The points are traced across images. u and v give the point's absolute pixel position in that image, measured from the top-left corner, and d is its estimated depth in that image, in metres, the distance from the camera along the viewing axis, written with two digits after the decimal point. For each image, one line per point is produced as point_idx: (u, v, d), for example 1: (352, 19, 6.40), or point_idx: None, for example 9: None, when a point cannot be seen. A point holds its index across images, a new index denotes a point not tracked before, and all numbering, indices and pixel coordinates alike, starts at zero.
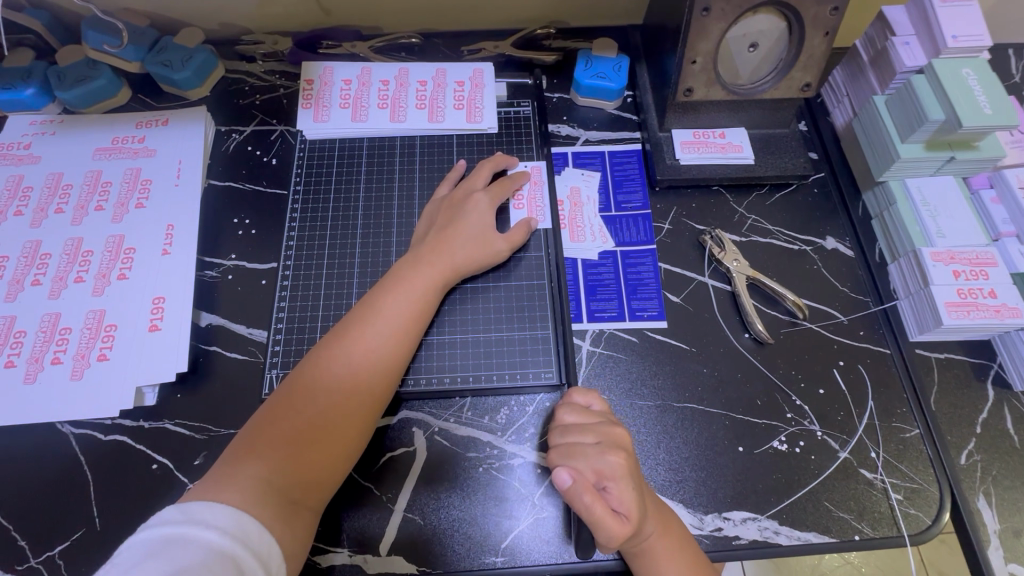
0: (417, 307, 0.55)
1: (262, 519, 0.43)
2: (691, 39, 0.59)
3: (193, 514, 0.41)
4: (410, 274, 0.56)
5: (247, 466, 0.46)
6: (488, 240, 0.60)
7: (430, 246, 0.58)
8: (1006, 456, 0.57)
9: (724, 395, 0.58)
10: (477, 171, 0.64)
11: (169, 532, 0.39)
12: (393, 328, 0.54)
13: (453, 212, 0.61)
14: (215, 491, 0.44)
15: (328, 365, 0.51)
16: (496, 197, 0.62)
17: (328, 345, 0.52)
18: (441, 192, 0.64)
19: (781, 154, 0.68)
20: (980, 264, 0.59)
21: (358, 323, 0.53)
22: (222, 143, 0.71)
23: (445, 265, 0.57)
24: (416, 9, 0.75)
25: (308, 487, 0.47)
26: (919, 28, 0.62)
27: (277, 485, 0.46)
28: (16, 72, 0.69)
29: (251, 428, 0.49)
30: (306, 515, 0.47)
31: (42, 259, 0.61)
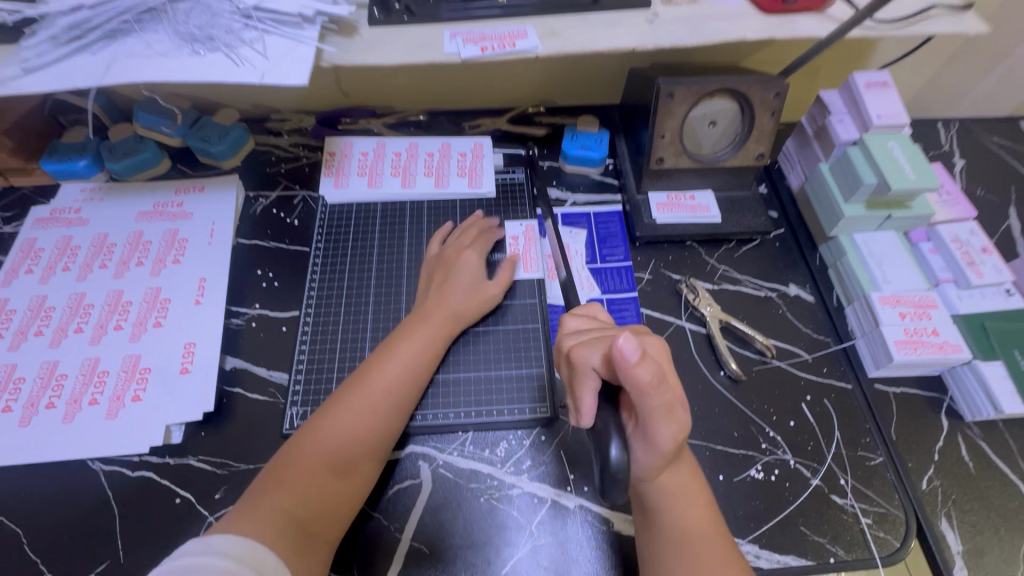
0: (426, 354, 0.62)
1: (283, 551, 0.47)
2: (659, 118, 0.70)
3: (215, 545, 0.45)
4: (421, 324, 0.63)
5: (271, 501, 0.50)
6: (486, 293, 0.67)
7: (436, 298, 0.65)
8: (963, 481, 0.62)
9: (704, 427, 0.64)
10: (472, 227, 0.73)
11: (191, 561, 0.43)
12: (405, 372, 0.60)
13: (448, 269, 0.68)
14: (237, 524, 0.48)
15: (347, 407, 0.56)
16: (483, 251, 0.71)
17: (346, 388, 0.58)
18: (434, 249, 0.72)
19: (744, 213, 0.78)
20: (924, 306, 0.67)
21: (374, 368, 0.59)
22: (251, 207, 0.80)
23: (451, 316, 0.64)
24: (424, 92, 0.87)
25: (324, 520, 0.52)
26: (850, 108, 0.73)
27: (296, 519, 0.50)
28: (72, 147, 0.78)
29: (274, 466, 0.53)
30: (321, 549, 0.51)
31: (85, 309, 0.67)
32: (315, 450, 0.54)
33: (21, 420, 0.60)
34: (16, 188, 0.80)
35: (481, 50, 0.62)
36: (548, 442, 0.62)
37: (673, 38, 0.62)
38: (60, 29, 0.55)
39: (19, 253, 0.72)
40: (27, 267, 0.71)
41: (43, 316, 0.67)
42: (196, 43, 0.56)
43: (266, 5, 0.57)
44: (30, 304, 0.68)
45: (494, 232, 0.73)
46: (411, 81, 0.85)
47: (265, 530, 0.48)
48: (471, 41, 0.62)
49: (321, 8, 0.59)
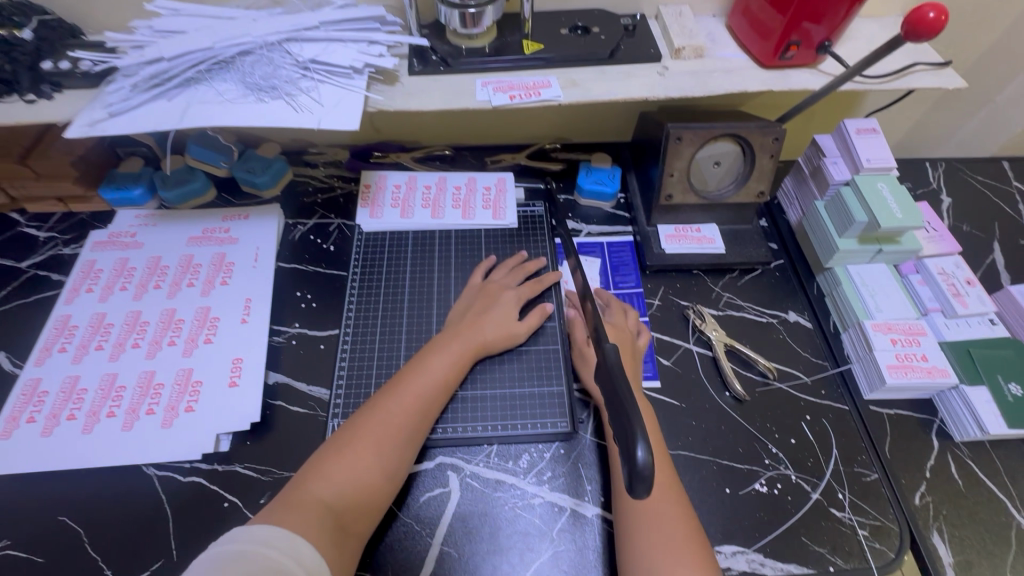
0: (455, 369, 0.67)
1: (320, 539, 0.51)
2: (668, 159, 0.77)
3: (255, 534, 0.49)
4: (450, 342, 0.68)
5: (311, 493, 0.54)
6: (511, 316, 0.72)
7: (467, 322, 0.71)
8: (953, 498, 0.67)
9: (711, 444, 0.69)
10: (514, 268, 0.79)
11: (233, 548, 0.47)
12: (436, 384, 0.65)
13: (488, 301, 0.74)
14: (278, 515, 0.52)
15: (382, 412, 0.61)
16: (524, 295, 0.75)
17: (382, 395, 0.63)
18: (478, 281, 0.77)
19: (747, 245, 0.84)
20: (913, 333, 0.73)
21: (407, 379, 0.64)
22: (290, 233, 0.86)
23: (478, 336, 0.70)
24: (449, 129, 0.95)
25: (356, 516, 0.56)
26: (842, 151, 0.80)
27: (332, 512, 0.54)
28: (129, 176, 0.85)
29: (314, 462, 0.58)
30: (351, 543, 0.54)
31: (141, 326, 0.73)
32: (352, 449, 0.58)
33: (84, 428, 0.65)
34: (75, 213, 0.87)
35: (510, 98, 0.69)
36: (566, 455, 0.67)
37: (681, 90, 0.70)
38: (142, 78, 0.63)
39: (81, 273, 0.78)
40: (88, 286, 0.77)
41: (103, 331, 0.73)
42: (261, 92, 0.64)
43: (321, 58, 0.65)
44: (91, 320, 0.74)
45: (545, 281, 0.77)
46: (439, 120, 0.92)
47: (304, 520, 0.51)
48: (500, 90, 0.69)
49: (369, 60, 0.66)
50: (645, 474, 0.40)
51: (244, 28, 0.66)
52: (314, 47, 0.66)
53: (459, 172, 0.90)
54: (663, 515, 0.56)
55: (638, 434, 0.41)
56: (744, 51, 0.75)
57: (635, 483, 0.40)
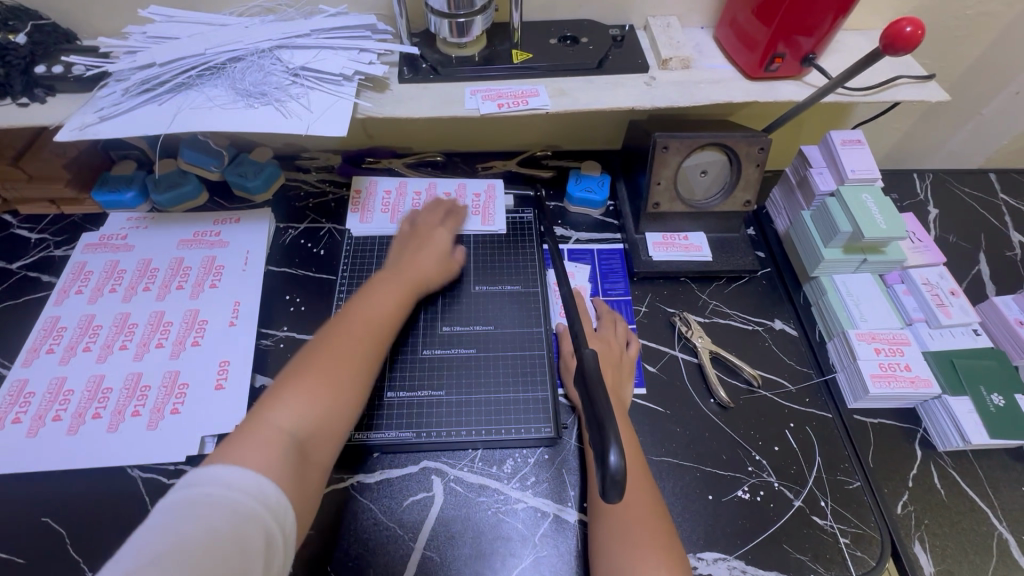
0: (398, 301, 0.69)
1: (285, 465, 0.49)
2: (655, 167, 0.78)
3: (224, 476, 0.45)
4: (390, 278, 0.71)
5: (270, 421, 0.52)
6: (446, 259, 0.78)
7: (406, 264, 0.74)
8: (935, 507, 0.67)
9: (695, 450, 0.69)
10: (435, 211, 0.83)
11: (198, 494, 0.43)
12: (384, 315, 0.66)
13: (420, 241, 0.78)
14: (236, 455, 0.47)
15: (334, 341, 0.61)
16: (451, 229, 0.82)
17: (333, 329, 0.62)
18: (406, 226, 0.81)
19: (734, 253, 0.85)
20: (897, 343, 0.73)
21: (354, 312, 0.65)
22: (281, 237, 0.87)
23: (417, 273, 0.74)
24: (441, 136, 0.96)
25: (318, 445, 0.54)
26: (828, 161, 0.81)
27: (294, 440, 0.51)
28: (121, 179, 0.86)
29: (270, 393, 0.55)
30: (314, 474, 0.52)
31: (130, 328, 0.73)
32: (310, 376, 0.56)
33: (68, 429, 0.66)
34: (67, 215, 0.87)
35: (498, 106, 0.70)
36: (550, 461, 0.68)
37: (668, 99, 0.71)
38: (133, 83, 0.64)
39: (71, 275, 0.79)
40: (78, 287, 0.77)
41: (91, 332, 0.73)
42: (251, 98, 0.64)
43: (312, 66, 0.66)
44: (79, 322, 0.74)
45: (461, 214, 0.84)
46: (431, 127, 0.93)
47: (266, 450, 0.49)
48: (489, 98, 0.70)
49: (359, 68, 0.67)
50: (617, 479, 0.39)
51: (236, 35, 0.67)
52: (305, 54, 0.67)
53: (450, 179, 0.91)
54: (639, 529, 0.56)
55: (611, 440, 0.41)
56: (731, 62, 0.76)
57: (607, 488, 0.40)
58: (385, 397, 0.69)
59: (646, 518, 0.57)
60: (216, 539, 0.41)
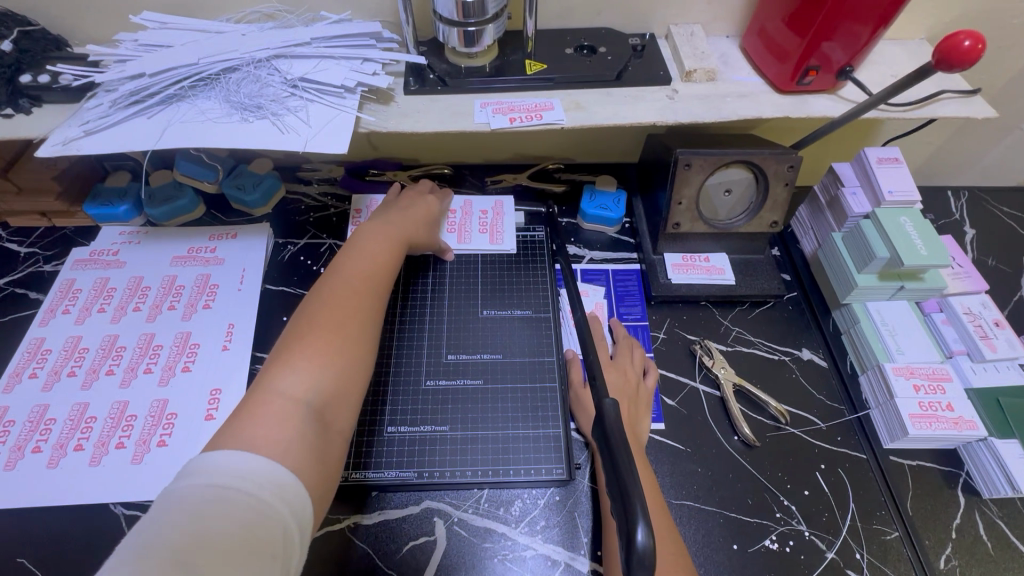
0: (388, 251, 0.64)
1: (303, 429, 0.45)
2: (676, 186, 0.73)
3: (234, 461, 0.40)
4: (378, 229, 0.66)
5: (277, 390, 0.47)
6: (431, 219, 0.74)
7: (394, 218, 0.70)
8: (982, 562, 0.61)
9: (718, 494, 0.64)
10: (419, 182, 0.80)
11: (209, 484, 0.38)
12: (378, 265, 0.62)
13: (404, 203, 0.74)
14: (247, 437, 0.42)
15: (330, 295, 0.56)
16: (441, 199, 0.80)
17: (326, 286, 0.57)
18: (391, 195, 0.77)
19: (758, 277, 0.80)
20: (938, 379, 0.68)
21: (343, 264, 0.60)
22: (279, 253, 0.83)
23: (404, 226, 0.69)
24: (449, 148, 0.91)
25: (339, 404, 0.49)
26: (862, 181, 0.76)
27: (311, 401, 0.47)
28: (114, 191, 0.82)
29: (273, 362, 0.49)
30: (338, 436, 0.48)
31: (117, 351, 0.70)
32: (311, 335, 0.51)
33: (49, 461, 0.62)
34: (59, 228, 0.84)
35: (510, 121, 0.65)
36: (561, 503, 0.63)
37: (692, 114, 0.66)
38: (122, 94, 0.60)
39: (58, 293, 0.75)
40: (64, 307, 0.73)
41: (76, 356, 0.69)
42: (246, 111, 0.60)
43: (311, 76, 0.62)
44: (65, 344, 0.70)
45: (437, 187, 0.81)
46: (438, 139, 0.89)
47: (278, 423, 0.44)
48: (500, 112, 0.66)
49: (362, 79, 0.63)
50: (645, 561, 0.35)
51: (232, 44, 0.63)
52: (305, 64, 0.63)
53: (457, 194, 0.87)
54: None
55: (637, 513, 0.36)
56: (760, 74, 0.71)
57: (633, 568, 0.36)
58: (384, 433, 0.65)
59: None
60: (229, 537, 0.36)
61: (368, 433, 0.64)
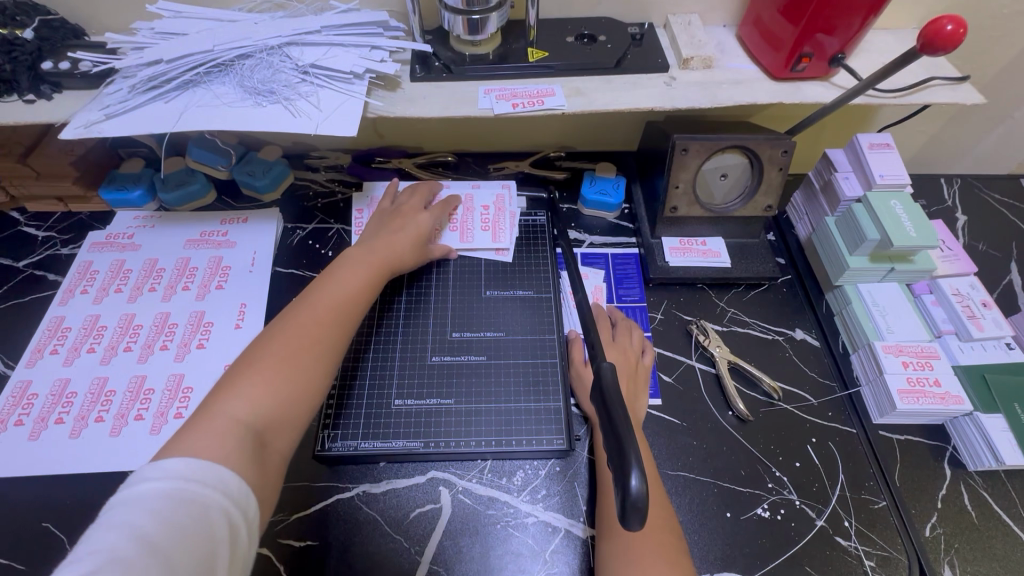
0: (366, 279, 0.65)
1: (238, 451, 0.46)
2: (674, 171, 0.75)
3: (167, 468, 0.42)
4: (358, 257, 0.67)
5: (222, 410, 0.49)
6: (423, 235, 0.75)
7: (381, 242, 0.70)
8: (965, 530, 0.64)
9: (712, 465, 0.67)
10: (415, 189, 0.81)
11: (144, 490, 0.41)
12: (349, 293, 0.62)
13: (402, 220, 0.75)
14: (192, 446, 0.45)
15: (295, 319, 0.57)
16: (437, 216, 0.79)
17: (295, 309, 0.59)
18: (387, 204, 0.78)
19: (753, 260, 0.82)
20: (926, 356, 0.70)
21: (314, 292, 0.61)
22: (289, 237, 0.85)
23: (388, 250, 0.70)
24: (453, 136, 0.94)
25: (278, 428, 0.51)
26: (854, 166, 0.79)
27: (250, 423, 0.49)
28: (128, 177, 0.85)
29: (224, 384, 0.52)
30: (275, 458, 0.50)
31: (134, 329, 0.72)
32: (263, 362, 0.53)
33: (71, 432, 0.64)
34: (75, 212, 0.86)
35: (513, 106, 0.67)
36: (562, 473, 0.65)
37: (689, 100, 0.68)
38: (140, 80, 0.62)
39: (76, 274, 0.78)
40: (83, 287, 0.76)
41: (95, 334, 0.72)
42: (260, 96, 0.63)
43: (322, 63, 0.64)
44: (84, 322, 0.73)
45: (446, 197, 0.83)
46: (442, 127, 0.91)
47: (216, 441, 0.46)
48: (503, 98, 0.68)
49: (370, 65, 0.65)
50: (638, 505, 0.38)
51: (245, 31, 0.65)
52: (315, 51, 0.65)
53: (459, 187, 0.87)
54: (659, 558, 0.52)
55: (632, 462, 0.39)
56: (755, 62, 0.73)
57: (628, 512, 0.38)
58: (392, 405, 0.67)
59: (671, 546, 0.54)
60: (176, 528, 0.39)
61: (378, 405, 0.67)
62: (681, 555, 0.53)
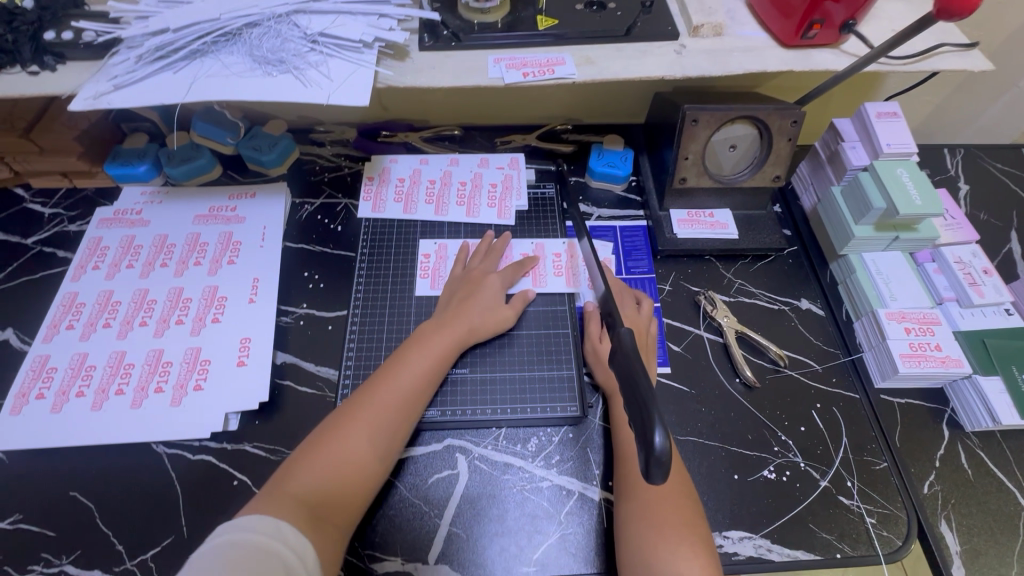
0: (437, 361, 0.65)
1: (298, 529, 0.50)
2: (683, 141, 0.75)
3: (236, 526, 0.49)
4: (434, 335, 0.67)
5: (289, 487, 0.54)
6: (498, 310, 0.71)
7: (453, 311, 0.70)
8: (961, 486, 0.67)
9: (720, 430, 0.69)
10: (485, 252, 0.77)
11: (216, 541, 0.47)
12: (416, 378, 0.63)
13: (473, 286, 0.72)
14: (261, 509, 0.51)
15: (360, 399, 0.61)
16: (508, 278, 0.74)
17: (365, 387, 0.63)
18: (457, 272, 0.75)
19: (760, 231, 0.83)
20: (928, 322, 0.72)
21: (385, 376, 0.63)
22: (297, 213, 0.85)
23: (463, 325, 0.68)
24: (459, 109, 0.93)
25: (336, 509, 0.55)
26: (861, 135, 0.79)
27: (311, 504, 0.53)
28: (133, 152, 0.84)
29: (292, 462, 0.57)
30: (334, 535, 0.53)
31: (149, 304, 0.73)
32: (329, 439, 0.57)
33: (93, 405, 0.65)
34: (80, 189, 0.86)
35: (523, 75, 0.67)
36: (575, 439, 0.67)
37: (700, 69, 0.68)
38: (146, 50, 0.61)
39: (87, 250, 0.77)
40: (94, 263, 0.76)
41: (110, 309, 0.72)
42: (269, 66, 0.62)
43: (331, 31, 0.63)
44: (98, 298, 0.73)
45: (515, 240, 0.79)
46: (448, 99, 0.90)
47: (283, 507, 0.52)
48: (513, 67, 0.68)
49: (379, 34, 0.64)
50: (661, 459, 0.39)
51: None
52: (323, 19, 0.64)
53: (467, 163, 0.88)
54: (676, 515, 0.55)
55: (655, 420, 0.40)
56: (765, 29, 0.72)
57: (651, 467, 0.39)
58: None
59: (687, 504, 0.56)
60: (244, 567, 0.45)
61: None
62: (693, 508, 0.56)
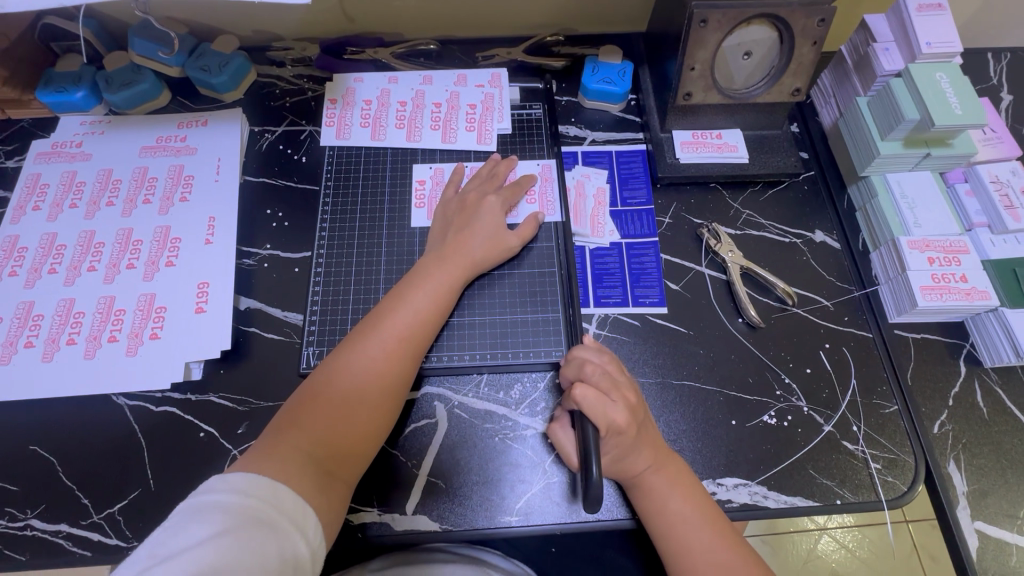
0: (440, 299, 0.60)
1: (298, 487, 0.47)
2: (690, 49, 0.65)
3: (234, 484, 0.44)
4: (435, 270, 0.61)
5: (290, 440, 0.50)
6: (502, 238, 0.65)
7: (451, 245, 0.63)
8: (975, 426, 0.62)
9: (718, 374, 0.64)
10: (487, 177, 0.69)
11: (211, 498, 0.43)
12: (418, 316, 0.58)
13: (467, 214, 0.66)
14: (253, 465, 0.47)
15: (360, 342, 0.56)
16: (506, 200, 0.67)
17: (364, 329, 0.57)
18: (453, 193, 0.68)
19: (773, 154, 0.74)
20: (954, 251, 0.65)
21: (384, 316, 0.58)
22: (257, 143, 0.76)
23: (464, 262, 0.62)
24: (434, 18, 0.80)
25: (340, 459, 0.51)
26: (898, 36, 0.68)
27: (314, 454, 0.50)
28: (68, 76, 0.74)
29: (289, 410, 0.53)
30: (340, 487, 0.50)
31: (96, 247, 0.67)
32: (331, 389, 0.53)
33: (43, 356, 0.61)
34: (15, 119, 0.76)
35: None
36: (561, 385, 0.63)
37: None
38: None
39: (25, 189, 0.70)
40: (34, 203, 0.69)
41: (55, 253, 0.66)
42: None
43: None
44: (41, 241, 0.67)
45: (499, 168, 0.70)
46: (420, 7, 0.78)
47: (282, 463, 0.48)
48: None
49: None
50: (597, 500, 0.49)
51: None
52: None
53: (442, 81, 0.78)
54: (676, 498, 0.54)
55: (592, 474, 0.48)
56: None
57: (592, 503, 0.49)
58: None
59: (706, 530, 0.53)
60: (235, 534, 0.41)
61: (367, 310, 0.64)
62: (722, 526, 0.54)
